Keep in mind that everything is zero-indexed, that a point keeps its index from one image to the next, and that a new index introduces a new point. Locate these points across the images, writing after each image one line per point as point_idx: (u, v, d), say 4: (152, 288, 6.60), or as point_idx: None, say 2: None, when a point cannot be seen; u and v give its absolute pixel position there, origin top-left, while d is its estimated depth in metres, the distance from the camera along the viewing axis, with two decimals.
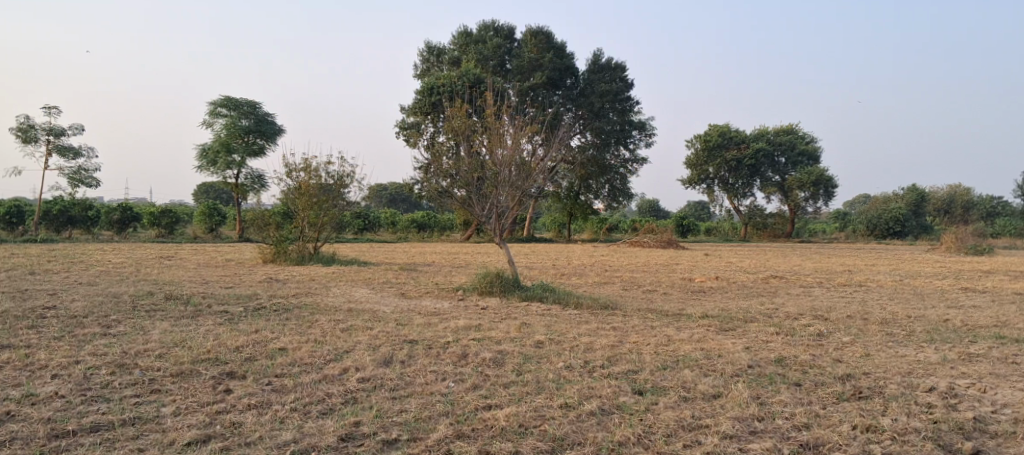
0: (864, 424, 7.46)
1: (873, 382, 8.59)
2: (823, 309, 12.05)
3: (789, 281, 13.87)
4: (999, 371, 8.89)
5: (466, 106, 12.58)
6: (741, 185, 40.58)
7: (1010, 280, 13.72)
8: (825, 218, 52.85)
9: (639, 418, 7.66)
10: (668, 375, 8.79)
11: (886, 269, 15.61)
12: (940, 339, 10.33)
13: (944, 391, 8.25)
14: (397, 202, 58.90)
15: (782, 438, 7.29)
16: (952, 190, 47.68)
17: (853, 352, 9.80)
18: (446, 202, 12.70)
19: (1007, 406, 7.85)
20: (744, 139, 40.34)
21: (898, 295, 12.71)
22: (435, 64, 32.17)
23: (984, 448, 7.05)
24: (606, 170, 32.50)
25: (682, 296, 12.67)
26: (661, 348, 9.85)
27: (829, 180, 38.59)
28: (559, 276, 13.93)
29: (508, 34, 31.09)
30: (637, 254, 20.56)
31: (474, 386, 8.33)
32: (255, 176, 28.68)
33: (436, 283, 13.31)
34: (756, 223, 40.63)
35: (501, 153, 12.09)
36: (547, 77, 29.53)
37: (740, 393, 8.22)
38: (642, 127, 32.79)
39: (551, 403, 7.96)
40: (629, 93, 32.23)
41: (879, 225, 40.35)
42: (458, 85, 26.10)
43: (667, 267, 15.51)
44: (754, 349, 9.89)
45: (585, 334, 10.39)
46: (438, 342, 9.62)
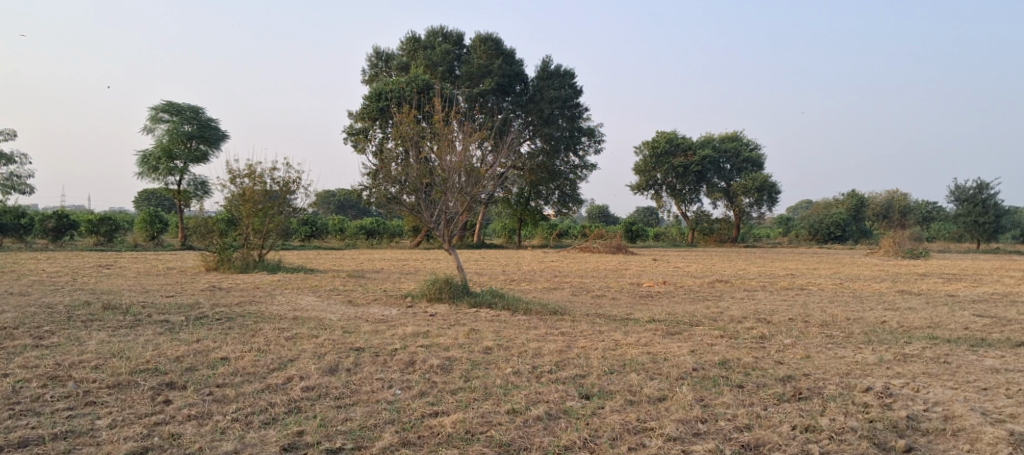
0: (803, 425, 7.65)
1: (812, 383, 8.81)
2: (766, 312, 12.32)
3: (734, 284, 14.16)
4: (932, 371, 9.20)
5: (414, 112, 12.56)
6: (688, 191, 41.21)
7: (943, 283, 14.22)
8: (770, 223, 53.98)
9: (585, 422, 7.73)
10: (614, 379, 8.89)
11: (826, 273, 16.03)
12: (877, 340, 10.64)
13: (880, 391, 8.50)
14: (345, 208, 58.27)
15: (724, 439, 7.44)
16: (890, 195, 49.12)
17: (794, 354, 10.04)
18: (395, 208, 12.65)
19: (938, 404, 8.12)
20: (691, 145, 40.99)
21: (838, 298, 13.07)
22: (384, 70, 32.03)
23: (916, 446, 7.28)
24: (555, 176, 32.68)
25: (630, 301, 12.82)
26: (608, 352, 9.96)
27: (772, 186, 39.51)
28: (509, 282, 13.99)
29: (457, 40, 31.15)
30: (586, 259, 20.75)
31: (420, 393, 8.32)
32: (199, 182, 28.24)
33: (385, 290, 13.25)
34: (703, 228, 41.20)
35: (450, 160, 12.11)
36: (496, 83, 29.61)
37: (684, 396, 8.36)
38: (591, 133, 33.08)
39: (498, 408, 7.99)
40: (578, 100, 32.51)
41: (820, 230, 41.48)
42: (407, 91, 26.01)
43: (615, 272, 15.68)
44: (699, 352, 10.07)
45: (533, 339, 10.45)
46: (386, 350, 9.58)
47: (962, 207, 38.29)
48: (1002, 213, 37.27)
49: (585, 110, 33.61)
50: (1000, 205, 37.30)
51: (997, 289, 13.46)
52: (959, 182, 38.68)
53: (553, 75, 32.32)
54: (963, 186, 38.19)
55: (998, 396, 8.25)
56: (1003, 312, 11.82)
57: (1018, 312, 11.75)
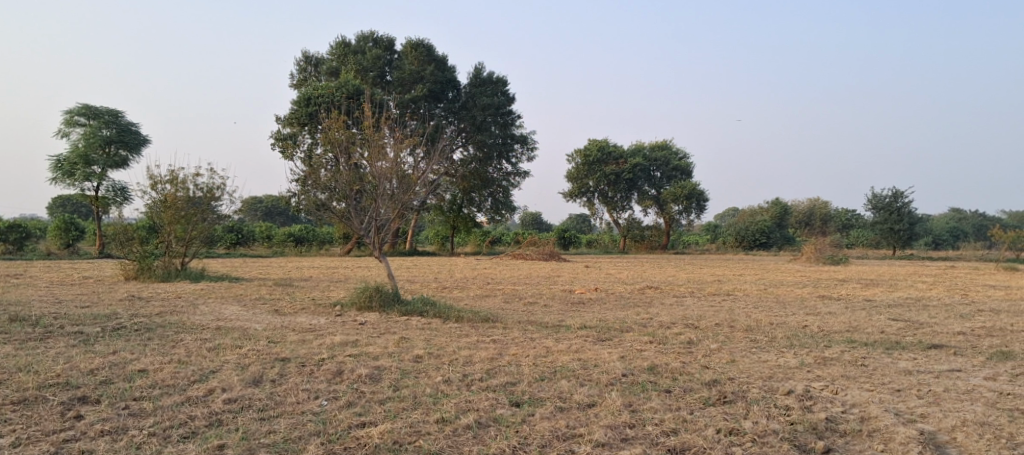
0: (727, 428, 7.81)
1: (736, 387, 9.00)
2: (694, 318, 12.56)
3: (663, 291, 14.40)
4: (850, 373, 9.52)
5: (344, 118, 12.40)
6: (619, 198, 41.72)
7: (861, 288, 14.75)
8: (698, 230, 55.25)
9: (515, 430, 7.73)
10: (545, 386, 8.92)
11: (752, 279, 16.46)
12: (799, 344, 10.96)
13: (801, 394, 8.74)
14: (273, 215, 57.05)
15: (651, 444, 7.53)
16: (812, 203, 50.79)
17: (719, 358, 10.26)
18: (325, 215, 12.46)
19: (855, 406, 8.39)
20: (622, 153, 41.62)
21: (762, 303, 13.42)
22: (313, 74, 31.63)
23: (834, 447, 7.51)
24: (488, 183, 32.72)
25: (562, 308, 12.89)
26: (540, 359, 9.99)
27: (701, 194, 40.44)
28: (441, 290, 13.92)
29: (388, 45, 30.92)
30: (520, 267, 20.82)
31: (348, 404, 8.18)
32: (118, 188, 27.33)
33: (313, 298, 13.01)
34: (634, 235, 41.84)
35: (380, 166, 12.01)
36: (428, 89, 29.55)
37: (613, 402, 8.44)
38: (524, 141, 33.25)
39: (427, 418, 7.91)
40: (511, 107, 32.67)
41: (746, 236, 42.66)
42: (337, 97, 25.74)
43: (547, 279, 15.76)
44: (629, 358, 10.20)
45: (465, 347, 10.41)
46: (313, 359, 9.40)
47: (879, 215, 39.87)
48: (916, 220, 38.98)
49: (518, 118, 33.76)
50: (914, 213, 39.01)
51: (910, 294, 14.05)
52: (876, 191, 40.27)
53: (485, 82, 32.41)
54: (879, 195, 39.83)
55: (910, 397, 8.57)
56: (915, 316, 12.33)
57: (929, 316, 12.28)
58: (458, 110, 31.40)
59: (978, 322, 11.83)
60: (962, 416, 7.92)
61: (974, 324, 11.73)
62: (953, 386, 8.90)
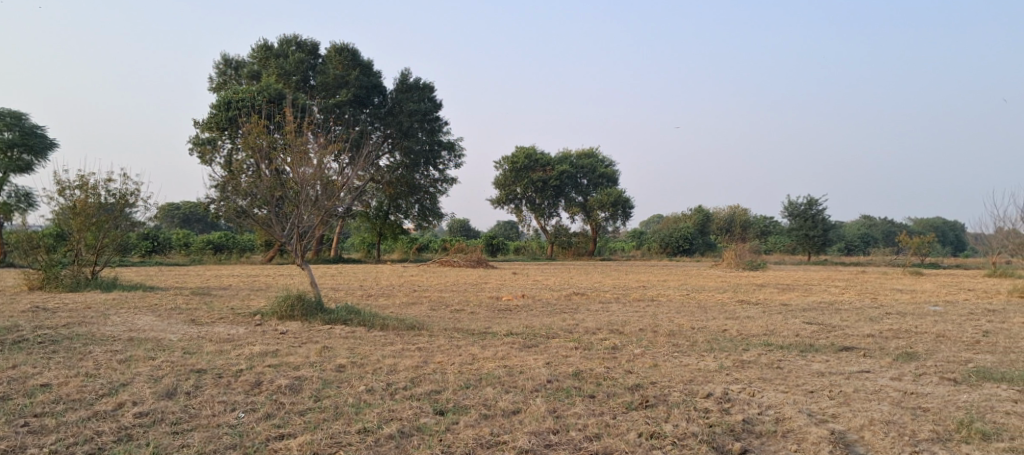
0: (649, 431, 7.93)
1: (658, 391, 9.16)
2: (619, 323, 12.75)
3: (589, 297, 14.57)
4: (766, 376, 9.81)
5: (264, 123, 12.18)
6: (547, 205, 41.92)
7: (778, 293, 15.24)
8: (624, 237, 56.20)
9: (438, 438, 7.68)
10: (470, 394, 8.89)
11: (675, 284, 16.81)
12: (718, 348, 11.24)
13: (719, 396, 8.96)
14: (191, 222, 55.40)
15: (574, 449, 7.59)
16: (732, 210, 52.34)
17: (642, 363, 10.43)
18: (246, 222, 12.20)
19: (771, 407, 8.63)
20: (549, 160, 41.95)
21: (684, 309, 13.71)
22: (233, 78, 30.91)
23: (750, 448, 7.70)
24: (415, 189, 32.52)
25: (488, 315, 12.88)
26: (465, 367, 9.96)
27: (626, 201, 41.28)
28: (366, 297, 13.75)
29: (311, 49, 30.45)
30: (446, 274, 20.74)
31: (266, 415, 7.98)
32: (22, 194, 26.12)
33: (232, 308, 12.66)
34: (562, 241, 42.13)
35: (303, 172, 11.82)
36: (353, 94, 29.25)
37: (537, 408, 8.47)
38: (451, 147, 33.19)
39: (349, 428, 7.79)
40: (438, 113, 32.61)
41: (670, 243, 43.60)
42: (258, 101, 25.21)
43: (474, 286, 15.74)
44: (554, 364, 10.26)
45: (389, 356, 10.29)
46: (231, 371, 9.15)
47: (795, 222, 41.32)
48: (829, 227, 40.59)
49: (445, 124, 33.70)
50: (827, 220, 40.62)
51: (824, 298, 14.59)
52: (791, 199, 41.78)
53: (412, 88, 32.27)
54: (795, 203, 41.34)
55: (823, 398, 8.87)
56: (828, 319, 12.81)
57: (841, 319, 12.79)
58: (384, 115, 31.16)
59: (885, 324, 12.37)
60: (870, 415, 8.23)
61: (882, 326, 12.25)
62: (862, 386, 9.26)
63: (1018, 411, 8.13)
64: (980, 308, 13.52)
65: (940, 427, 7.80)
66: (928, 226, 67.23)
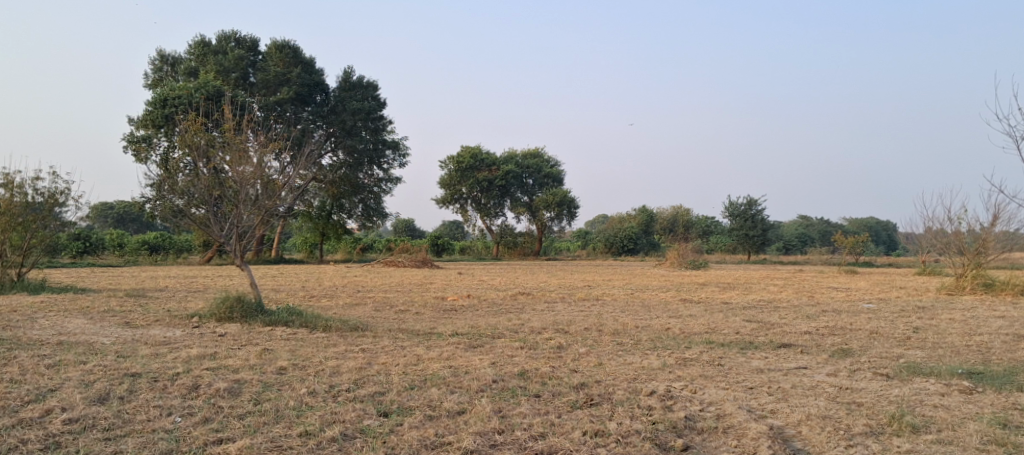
0: (593, 430, 7.97)
1: (603, 389, 9.22)
2: (564, 323, 12.80)
3: (535, 297, 14.60)
4: (708, 373, 9.98)
5: (201, 120, 11.92)
6: (492, 205, 41.83)
7: (720, 291, 15.54)
8: (569, 237, 56.60)
9: (382, 440, 7.58)
10: (414, 395, 8.80)
11: (620, 284, 16.95)
12: (662, 346, 11.38)
13: (663, 394, 9.07)
14: (126, 222, 53.81)
15: (519, 448, 7.59)
16: (675, 210, 53.24)
17: (587, 362, 10.49)
18: (183, 222, 11.88)
19: (712, 404, 8.77)
20: (495, 160, 41.88)
21: (629, 308, 13.85)
22: (170, 74, 30.10)
23: (692, 444, 7.80)
24: (358, 189, 32.18)
25: (434, 315, 12.80)
26: (410, 368, 9.87)
27: (571, 201, 41.78)
28: (308, 299, 13.53)
29: (251, 46, 29.85)
30: (390, 274, 20.50)
31: (203, 420, 7.77)
32: None
33: (168, 310, 12.31)
34: (507, 241, 42.14)
35: (242, 170, 11.60)
36: (294, 92, 28.81)
37: (482, 408, 8.44)
38: (396, 146, 32.90)
39: (290, 432, 7.64)
40: (382, 112, 32.33)
41: (615, 243, 44.12)
42: (195, 98, 24.59)
43: (420, 286, 15.63)
44: (499, 364, 10.25)
45: (332, 357, 10.13)
46: (167, 374, 8.88)
47: (735, 222, 42.24)
48: (768, 227, 41.63)
49: (390, 123, 33.42)
50: (766, 220, 41.65)
51: (763, 296, 14.91)
52: (732, 200, 42.69)
53: (355, 86, 31.90)
54: (734, 204, 42.26)
55: (762, 394, 9.06)
56: (767, 317, 13.11)
57: (779, 317, 13.09)
58: (326, 114, 30.76)
59: (822, 322, 12.71)
60: (807, 411, 8.42)
61: (818, 324, 12.58)
62: (799, 382, 9.49)
63: (945, 404, 8.43)
64: (910, 305, 14.00)
65: (872, 422, 8.02)
66: (862, 226, 69.36)
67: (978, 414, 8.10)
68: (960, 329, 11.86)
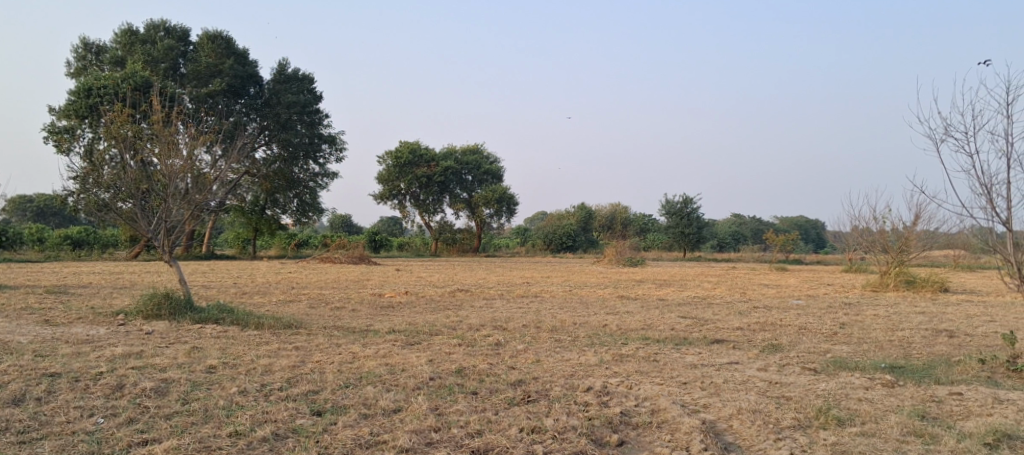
0: (530, 426, 7.96)
1: (540, 386, 9.24)
2: (502, 320, 12.78)
3: (473, 293, 14.53)
4: (643, 369, 10.09)
5: (128, 111, 11.49)
6: (431, 201, 41.56)
7: (656, 288, 15.76)
8: (508, 233, 56.71)
9: (315, 440, 7.43)
10: (349, 393, 8.66)
11: (558, 281, 16.98)
12: (599, 343, 11.47)
13: (599, 390, 9.14)
14: (46, 216, 51.59)
15: (455, 446, 7.53)
16: (613, 208, 53.93)
17: (525, 358, 10.49)
18: (109, 217, 11.41)
19: (647, 399, 8.87)
20: (434, 156, 41.59)
21: (567, 304, 13.93)
22: (94, 63, 28.97)
23: (627, 439, 7.87)
24: (293, 184, 31.53)
25: (371, 312, 12.63)
26: (345, 366, 9.69)
27: (510, 198, 42.03)
28: (240, 295, 13.19)
29: (181, 36, 28.98)
30: (326, 270, 20.18)
31: (128, 420, 7.49)
32: None
33: (92, 307, 11.83)
34: (446, 238, 41.89)
35: (172, 164, 11.25)
36: (227, 84, 28.09)
37: (419, 406, 8.35)
38: (332, 141, 32.35)
39: (219, 432, 7.41)
40: (318, 106, 31.78)
41: (554, 240, 44.41)
42: (121, 88, 23.73)
43: (357, 283, 15.41)
44: (437, 361, 10.17)
45: (264, 356, 9.87)
46: (88, 374, 8.52)
47: (671, 220, 43.04)
48: (703, 225, 42.50)
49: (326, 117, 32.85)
50: (701, 218, 42.54)
51: (697, 293, 15.18)
52: (668, 198, 43.47)
53: (290, 79, 31.28)
54: (671, 202, 43.07)
55: (695, 389, 9.21)
56: (701, 313, 13.34)
57: (713, 313, 13.33)
58: (260, 106, 30.06)
59: (753, 318, 13.01)
60: (738, 405, 8.59)
61: (750, 320, 12.87)
62: (731, 377, 9.68)
63: (868, 397, 8.72)
64: (837, 301, 14.47)
65: (800, 415, 8.23)
66: (792, 225, 71.41)
67: (899, 406, 8.40)
68: (884, 325, 12.30)
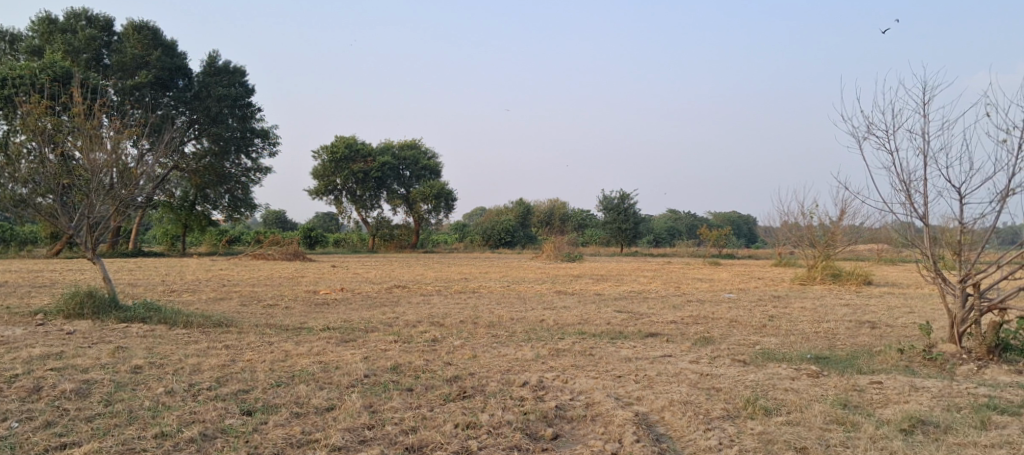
0: (464, 422, 7.94)
1: (476, 382, 9.23)
2: (440, 316, 12.73)
3: (410, 289, 14.44)
4: (579, 363, 10.18)
5: (47, 102, 11.06)
6: (368, 197, 41.12)
7: (593, 283, 15.92)
8: (447, 229, 56.60)
9: (244, 440, 7.27)
10: (281, 392, 8.50)
11: (496, 276, 17.01)
12: (535, 338, 11.51)
13: (535, 384, 9.17)
14: None
15: (389, 444, 7.46)
16: (552, 204, 54.19)
17: (461, 354, 10.47)
18: (26, 212, 10.92)
19: (581, 393, 8.95)
20: (370, 151, 41.08)
21: (504, 300, 13.96)
22: (9, 52, 27.79)
23: (561, 433, 7.92)
24: (224, 179, 30.83)
25: (304, 310, 12.43)
26: (277, 364, 9.52)
27: (449, 193, 41.94)
28: (168, 293, 12.83)
29: (104, 26, 28.03)
30: (259, 267, 19.80)
31: (45, 424, 7.22)
32: None
33: (8, 307, 11.35)
34: (383, 234, 41.49)
35: (96, 157, 10.89)
36: (154, 76, 27.29)
37: (352, 403, 8.25)
38: (265, 135, 31.68)
39: (143, 433, 7.20)
40: (250, 99, 31.12)
41: (492, 236, 44.47)
42: (40, 79, 22.85)
43: (291, 279, 15.15)
44: (372, 358, 10.07)
45: (192, 355, 9.62)
46: (3, 376, 8.17)
47: (609, 215, 43.56)
48: (639, 220, 43.11)
49: (259, 111, 32.14)
50: (638, 213, 43.16)
51: (633, 287, 15.38)
52: (605, 194, 44.00)
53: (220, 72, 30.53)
54: (608, 198, 43.70)
55: (629, 382, 9.33)
56: (637, 308, 13.52)
57: (648, 307, 13.53)
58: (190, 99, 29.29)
59: (686, 311, 13.25)
60: (670, 397, 8.74)
61: (683, 313, 13.11)
62: (664, 370, 9.84)
63: (795, 387, 8.96)
64: (766, 294, 14.86)
65: (729, 406, 8.42)
66: (726, 220, 72.94)
67: (823, 396, 8.66)
68: (810, 317, 12.67)
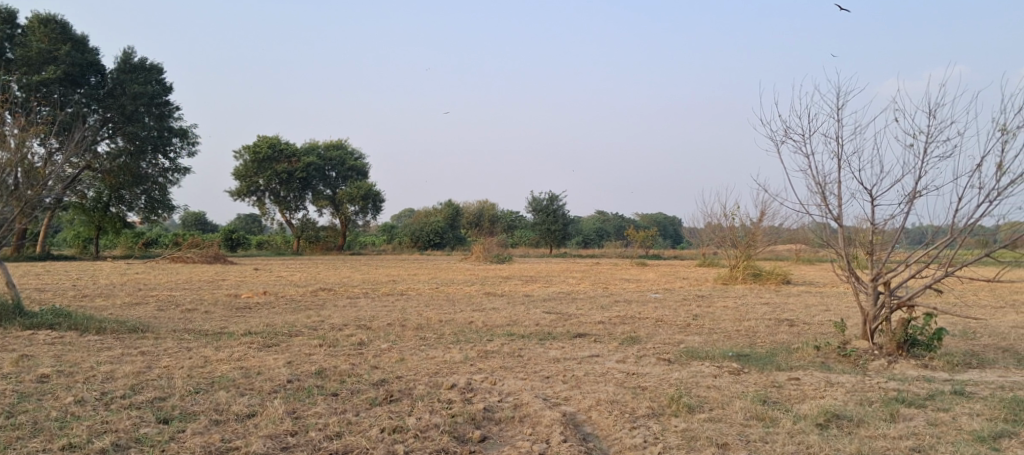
0: (391, 426, 7.81)
1: (403, 385, 9.10)
2: (367, 318, 12.54)
3: (336, 292, 14.18)
4: (508, 364, 10.17)
5: None
6: (292, 198, 40.22)
7: (522, 284, 15.97)
8: (375, 231, 56.09)
9: (160, 449, 6.98)
10: (200, 399, 8.20)
11: (424, 278, 16.87)
12: (464, 339, 11.44)
13: (463, 387, 9.11)
14: None
15: (313, 450, 7.28)
16: (482, 204, 54.20)
17: (389, 357, 10.33)
18: None
19: (510, 394, 8.93)
20: (295, 151, 40.20)
21: (433, 302, 13.85)
22: None
23: (489, 435, 7.88)
24: (141, 179, 29.69)
25: (226, 314, 12.05)
26: (195, 371, 9.19)
27: (377, 195, 41.73)
28: (79, 299, 12.25)
29: (7, 18, 26.67)
30: (178, 271, 19.13)
31: None
32: None
33: None
34: (308, 236, 40.61)
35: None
36: (63, 72, 26.09)
37: (275, 410, 8.01)
38: (184, 134, 30.72)
39: (49, 446, 6.84)
40: (167, 97, 30.13)
41: (421, 237, 44.18)
42: None
43: (212, 283, 14.69)
44: (296, 363, 9.82)
45: (104, 362, 9.19)
46: None
47: (538, 217, 43.95)
48: (568, 221, 43.66)
49: (177, 109, 31.12)
50: (567, 214, 43.66)
51: (562, 288, 15.48)
52: (535, 195, 44.35)
53: (136, 68, 29.37)
54: (538, 199, 44.02)
55: (557, 383, 9.37)
56: (565, 308, 13.60)
57: (576, 308, 13.64)
58: (102, 97, 28.12)
59: (614, 312, 13.42)
60: (597, 396, 8.81)
61: (611, 313, 13.25)
62: (591, 370, 9.92)
63: (717, 384, 9.16)
64: (691, 294, 15.18)
65: (654, 404, 8.54)
66: (653, 221, 74.29)
67: (744, 392, 8.87)
68: (732, 315, 13.00)
